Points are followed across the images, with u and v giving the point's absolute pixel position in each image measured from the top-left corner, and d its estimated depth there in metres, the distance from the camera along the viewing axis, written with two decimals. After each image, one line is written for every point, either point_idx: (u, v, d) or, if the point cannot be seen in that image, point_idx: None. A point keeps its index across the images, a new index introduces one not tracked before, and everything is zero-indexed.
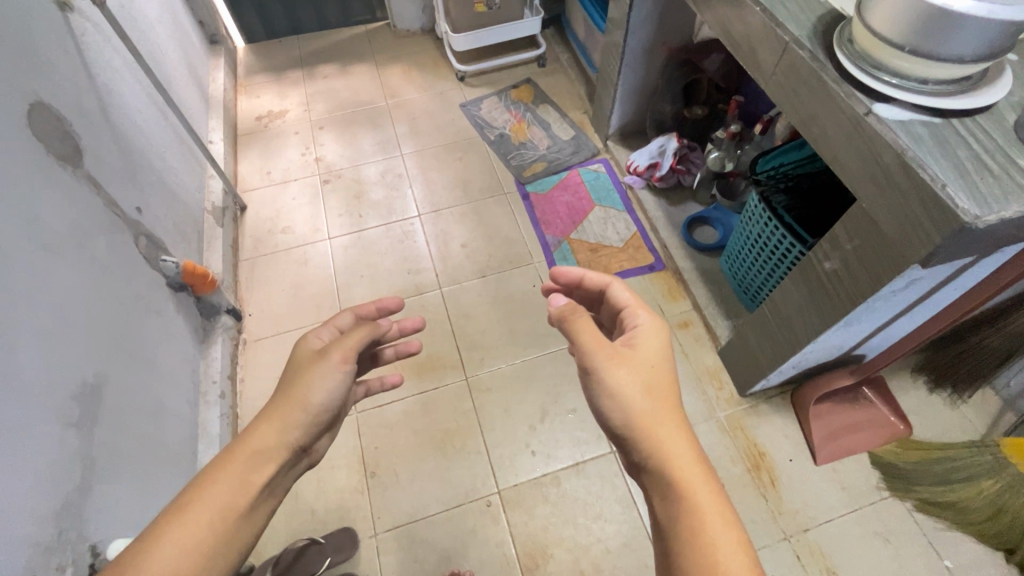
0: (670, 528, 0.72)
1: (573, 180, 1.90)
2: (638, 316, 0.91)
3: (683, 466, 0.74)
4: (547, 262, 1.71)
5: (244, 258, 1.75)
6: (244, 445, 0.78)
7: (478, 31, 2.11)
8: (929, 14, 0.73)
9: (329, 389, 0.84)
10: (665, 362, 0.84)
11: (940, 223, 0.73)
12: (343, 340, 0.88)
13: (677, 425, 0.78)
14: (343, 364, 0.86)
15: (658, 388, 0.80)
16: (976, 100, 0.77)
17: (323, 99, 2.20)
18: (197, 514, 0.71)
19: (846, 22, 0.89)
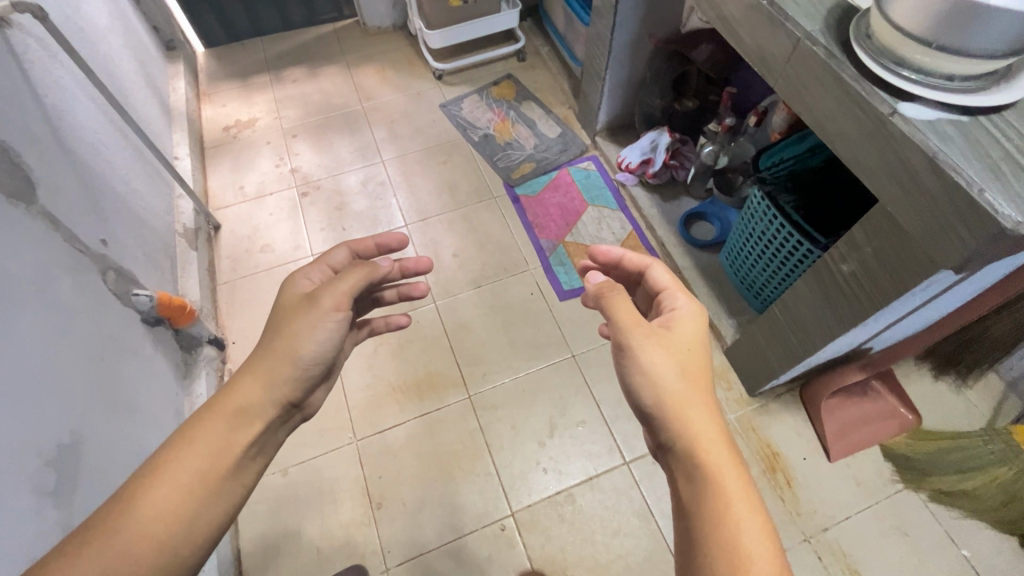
0: (692, 501, 0.77)
1: (563, 179, 1.84)
2: (677, 299, 0.98)
3: (706, 443, 0.80)
4: (544, 268, 1.65)
5: (222, 281, 1.64)
6: (229, 402, 0.77)
7: (456, 27, 2.02)
8: (954, 9, 0.69)
9: (324, 337, 0.83)
10: (700, 347, 0.90)
11: (975, 227, 0.70)
12: (337, 283, 0.86)
13: (707, 407, 0.84)
14: (337, 309, 0.85)
15: (690, 368, 0.87)
16: (1006, 96, 0.73)
17: (294, 105, 2.08)
18: (181, 471, 0.71)
19: (862, 15, 0.85)
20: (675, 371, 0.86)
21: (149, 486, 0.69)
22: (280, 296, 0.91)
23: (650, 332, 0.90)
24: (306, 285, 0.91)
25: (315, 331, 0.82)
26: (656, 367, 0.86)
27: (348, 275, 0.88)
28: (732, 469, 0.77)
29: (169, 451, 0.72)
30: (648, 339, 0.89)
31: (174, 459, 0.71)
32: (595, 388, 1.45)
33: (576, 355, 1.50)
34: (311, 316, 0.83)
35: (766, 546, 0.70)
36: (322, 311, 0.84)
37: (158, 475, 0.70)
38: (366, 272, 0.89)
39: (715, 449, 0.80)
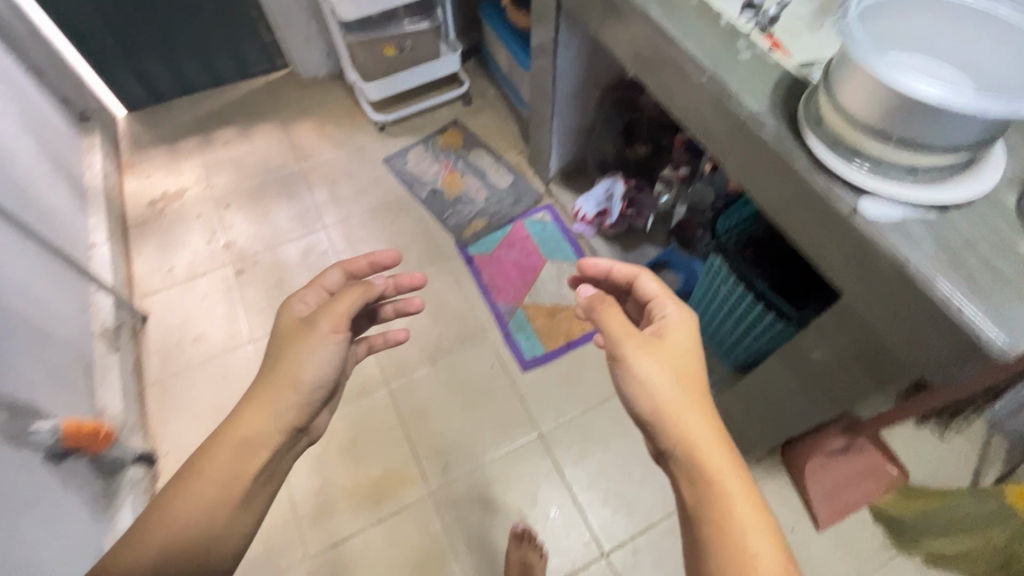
0: (691, 501, 0.76)
1: (518, 234, 1.74)
2: (667, 308, 0.94)
3: (701, 444, 0.78)
4: (503, 336, 1.55)
5: (151, 381, 1.49)
6: (232, 432, 0.79)
7: (394, 76, 1.92)
8: (920, 110, 0.61)
9: (325, 360, 0.83)
10: (692, 356, 0.87)
11: (960, 346, 0.62)
12: (335, 305, 0.85)
13: (701, 412, 0.81)
14: (335, 332, 0.84)
15: (685, 377, 0.84)
16: (972, 189, 0.66)
17: (225, 170, 1.94)
18: (196, 502, 0.75)
19: (811, 96, 0.76)
20: (668, 378, 0.83)
21: (174, 514, 0.73)
22: (273, 326, 0.87)
23: (641, 340, 0.86)
24: (303, 311, 0.89)
25: (314, 355, 0.82)
26: (651, 374, 0.84)
27: (343, 297, 0.86)
28: (730, 471, 0.76)
29: (183, 486, 0.75)
30: (639, 347, 0.86)
31: (193, 487, 0.75)
32: (566, 470, 1.34)
33: (543, 434, 1.39)
34: (313, 341, 0.83)
35: (770, 549, 0.69)
36: (322, 334, 0.83)
37: (180, 507, 0.74)
38: (362, 291, 0.87)
39: (710, 454, 0.77)
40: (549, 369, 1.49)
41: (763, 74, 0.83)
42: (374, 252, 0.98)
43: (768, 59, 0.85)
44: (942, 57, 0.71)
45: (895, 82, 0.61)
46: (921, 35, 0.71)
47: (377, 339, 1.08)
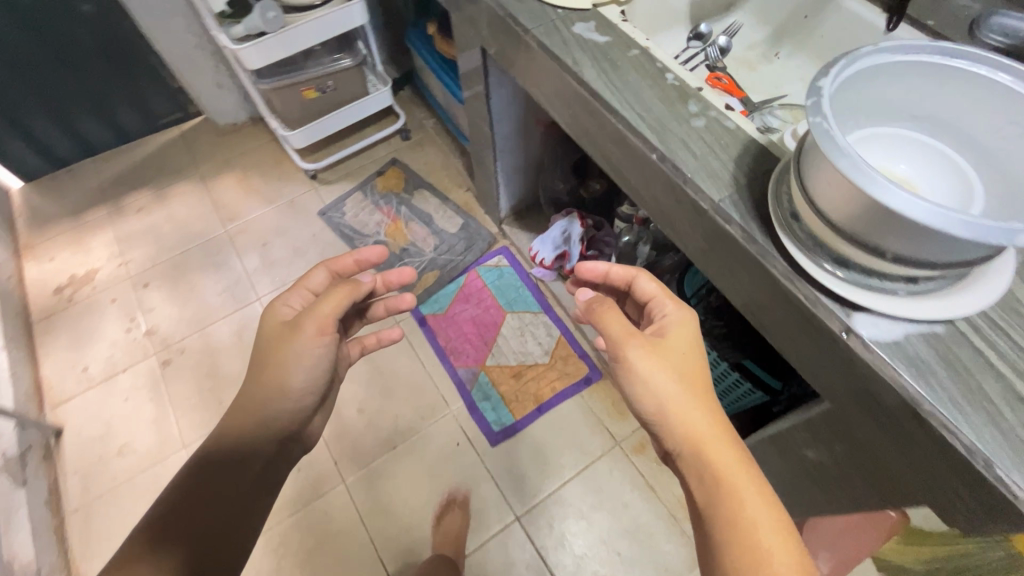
0: (704, 498, 0.67)
1: (473, 285, 1.59)
2: (665, 307, 0.85)
3: (706, 441, 0.69)
4: (467, 406, 1.41)
5: (73, 509, 1.32)
6: (237, 428, 0.77)
7: (321, 118, 1.74)
8: (918, 229, 0.49)
9: (316, 359, 0.80)
10: (695, 352, 0.77)
11: (987, 501, 0.51)
12: (319, 306, 0.80)
13: (704, 409, 0.71)
14: (323, 333, 0.80)
15: (689, 375, 0.74)
16: (982, 299, 0.55)
17: (141, 242, 1.73)
18: (208, 489, 0.73)
19: (781, 180, 0.64)
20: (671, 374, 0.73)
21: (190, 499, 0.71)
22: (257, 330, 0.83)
23: (642, 339, 0.75)
24: (290, 312, 0.84)
25: (299, 360, 0.79)
26: (649, 371, 0.74)
27: (327, 297, 0.80)
28: (741, 469, 0.67)
29: (198, 476, 0.73)
30: (638, 347, 0.75)
31: (213, 466, 0.74)
32: (548, 556, 1.23)
33: (520, 517, 1.28)
34: (302, 341, 0.79)
35: (786, 550, 0.61)
36: (308, 338, 0.79)
37: (194, 498, 0.72)
38: (348, 292, 0.81)
39: (716, 451, 0.68)
40: (520, 440, 1.37)
41: (721, 144, 0.70)
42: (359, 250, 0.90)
43: (726, 123, 0.72)
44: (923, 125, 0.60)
45: (888, 201, 0.48)
46: (905, 102, 0.59)
47: (370, 337, 1.02)
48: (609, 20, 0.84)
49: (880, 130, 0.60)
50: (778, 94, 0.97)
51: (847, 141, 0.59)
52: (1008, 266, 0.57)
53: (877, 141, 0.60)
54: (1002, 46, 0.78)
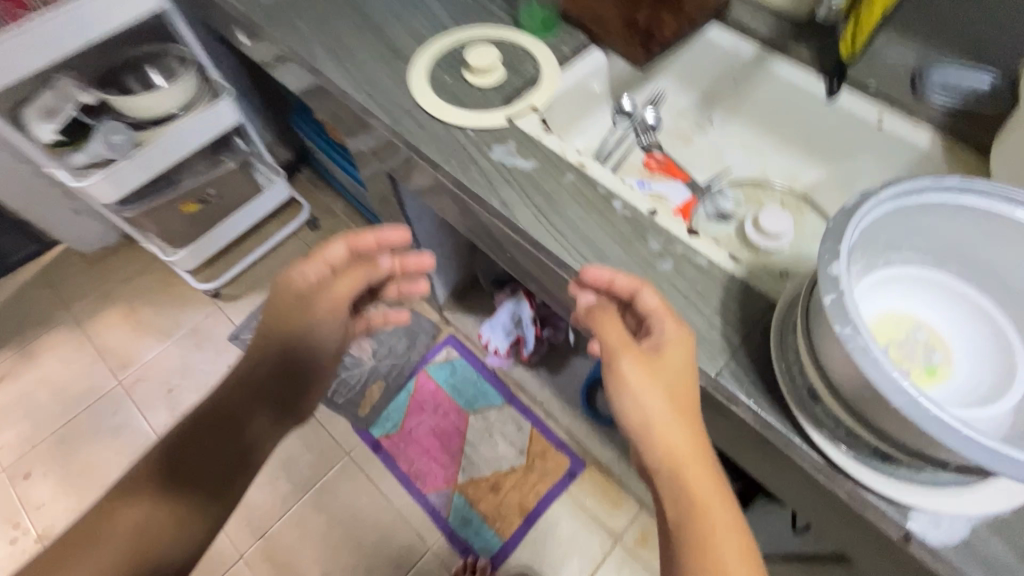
0: (673, 514, 0.49)
1: (425, 389, 1.42)
2: (663, 322, 0.55)
3: (688, 462, 0.51)
4: (447, 538, 1.25)
5: None
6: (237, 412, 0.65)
7: (208, 230, 1.50)
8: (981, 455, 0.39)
9: (328, 335, 0.72)
10: (690, 379, 0.53)
11: None
12: (334, 286, 0.70)
13: (693, 431, 0.52)
14: (338, 310, 0.71)
15: (682, 396, 0.53)
16: None
17: (13, 418, 1.43)
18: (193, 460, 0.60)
19: (786, 346, 0.53)
20: (657, 392, 0.52)
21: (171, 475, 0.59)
22: (269, 299, 0.70)
23: (634, 350, 0.54)
24: (308, 284, 0.69)
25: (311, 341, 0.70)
26: (634, 390, 0.52)
27: (349, 272, 0.71)
28: (728, 516, 0.48)
29: (187, 449, 0.61)
30: (626, 362, 0.53)
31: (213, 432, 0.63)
32: None
33: None
34: (311, 321, 0.69)
35: None
36: (326, 317, 0.70)
37: (181, 471, 0.59)
38: (365, 273, 0.72)
39: (699, 477, 0.50)
40: (513, 563, 1.22)
41: (699, 296, 0.58)
42: (380, 228, 0.70)
43: (698, 263, 0.60)
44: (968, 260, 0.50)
45: (972, 459, 0.37)
46: (937, 238, 0.50)
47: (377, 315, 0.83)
48: (529, 139, 0.71)
49: (911, 266, 0.52)
50: (722, 168, 0.88)
51: (866, 287, 0.51)
52: None
53: (884, 282, 0.52)
54: (948, 107, 0.72)
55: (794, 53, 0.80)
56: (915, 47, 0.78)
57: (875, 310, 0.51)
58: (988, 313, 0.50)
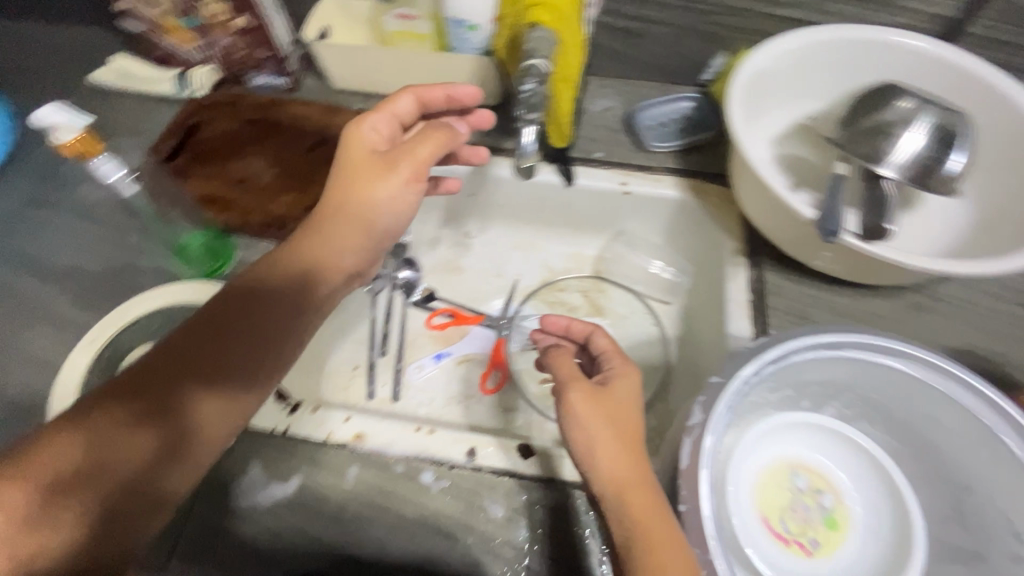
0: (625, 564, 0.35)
1: None
2: (611, 360, 0.46)
3: (630, 486, 0.37)
4: None
5: None
6: (346, 211, 0.48)
7: None
8: None
9: (395, 211, 0.50)
10: (631, 416, 0.41)
11: None
12: (414, 148, 0.49)
13: (635, 457, 0.38)
14: (413, 183, 0.50)
15: (621, 427, 0.40)
16: None
17: None
18: (207, 354, 0.42)
19: None
20: (599, 417, 0.40)
21: (257, 286, 0.45)
22: (337, 156, 0.50)
23: (581, 382, 0.43)
24: (381, 148, 0.51)
25: (393, 204, 0.49)
26: (577, 422, 0.40)
27: (414, 142, 0.49)
28: (668, 525, 0.34)
29: (197, 346, 0.42)
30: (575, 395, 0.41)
31: (184, 408, 0.40)
32: None
33: None
34: (377, 181, 0.48)
35: None
36: (396, 181, 0.49)
37: (180, 358, 0.41)
38: (444, 142, 0.50)
39: (634, 497, 0.36)
40: None
41: (576, 551, 0.47)
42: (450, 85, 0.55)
43: (554, 504, 0.49)
44: (805, 379, 0.43)
45: None
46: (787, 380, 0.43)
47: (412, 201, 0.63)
48: (278, 440, 0.52)
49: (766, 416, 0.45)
50: (508, 284, 0.77)
51: (740, 472, 0.43)
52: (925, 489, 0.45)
53: (739, 464, 0.44)
54: (673, 149, 0.69)
55: (507, 146, 0.70)
56: (614, 92, 0.74)
57: (750, 502, 0.43)
58: (839, 426, 0.46)
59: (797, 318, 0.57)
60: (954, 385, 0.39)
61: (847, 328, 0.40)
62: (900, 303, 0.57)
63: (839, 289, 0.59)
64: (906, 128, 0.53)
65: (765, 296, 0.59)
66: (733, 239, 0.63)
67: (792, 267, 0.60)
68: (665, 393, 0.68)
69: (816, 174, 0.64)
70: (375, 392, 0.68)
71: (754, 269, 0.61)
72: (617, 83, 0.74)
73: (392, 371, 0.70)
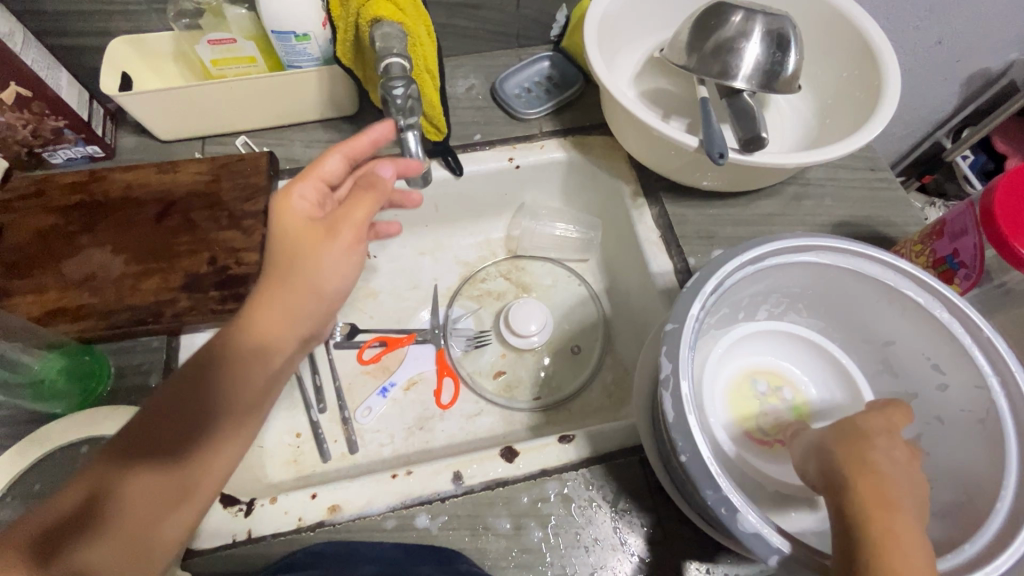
0: None
1: None
2: None
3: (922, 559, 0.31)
4: None
5: None
6: (295, 278, 0.43)
7: None
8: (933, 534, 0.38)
9: (343, 278, 0.45)
10: None
11: None
12: (348, 211, 0.44)
13: None
14: (357, 248, 0.45)
15: None
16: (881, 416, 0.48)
17: None
18: (160, 430, 0.40)
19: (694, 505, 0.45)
20: None
21: (206, 362, 0.42)
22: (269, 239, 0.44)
23: None
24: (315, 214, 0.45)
25: (341, 267, 0.44)
26: None
27: (349, 205, 0.44)
28: None
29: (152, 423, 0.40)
30: None
31: (125, 487, 0.37)
32: None
33: None
34: (328, 253, 0.43)
35: None
36: (338, 248, 0.44)
37: (136, 436, 0.39)
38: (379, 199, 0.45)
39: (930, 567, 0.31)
40: None
41: (591, 529, 0.47)
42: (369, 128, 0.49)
43: (558, 493, 0.48)
44: (734, 297, 0.46)
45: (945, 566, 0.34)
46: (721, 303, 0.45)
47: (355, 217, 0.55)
48: (241, 548, 0.46)
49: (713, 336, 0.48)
50: (428, 292, 0.73)
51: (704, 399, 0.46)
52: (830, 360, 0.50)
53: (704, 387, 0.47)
54: (545, 113, 0.68)
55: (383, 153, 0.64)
56: (472, 70, 0.71)
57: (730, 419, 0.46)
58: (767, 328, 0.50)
59: (706, 239, 0.60)
60: (857, 261, 0.43)
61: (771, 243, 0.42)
62: (783, 199, 0.63)
63: (731, 201, 0.63)
64: (746, 40, 0.57)
65: (673, 227, 0.61)
66: (628, 182, 0.65)
67: (687, 193, 0.63)
68: (611, 346, 0.69)
69: (680, 102, 0.67)
70: (329, 451, 0.62)
71: (656, 205, 0.63)
72: (472, 60, 0.72)
73: (338, 423, 0.64)
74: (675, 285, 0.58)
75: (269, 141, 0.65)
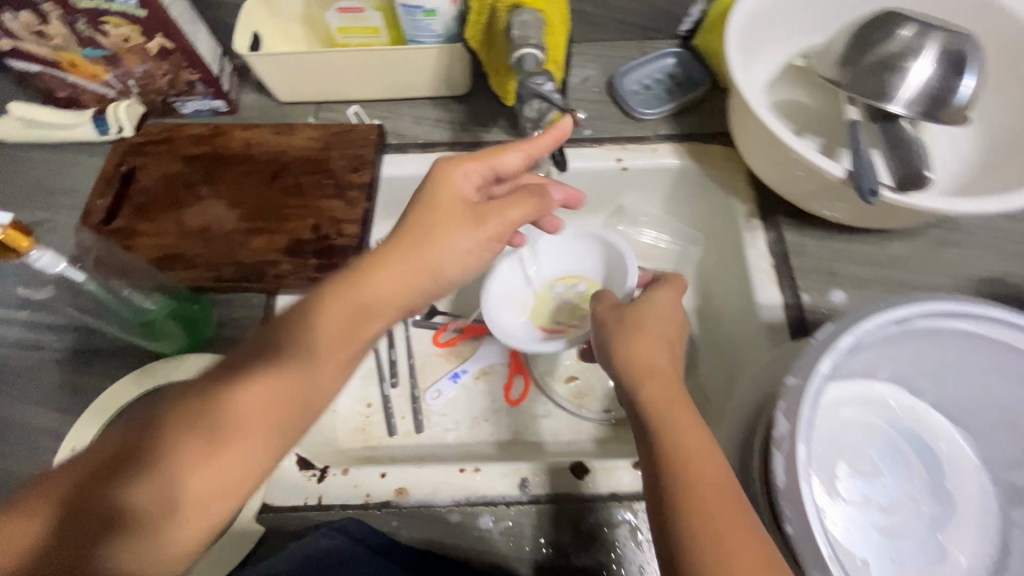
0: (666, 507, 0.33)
1: None
2: None
3: (739, 560, 0.30)
4: None
5: None
6: (424, 247, 0.42)
7: None
8: None
9: (466, 270, 0.44)
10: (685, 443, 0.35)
11: None
12: (504, 208, 0.45)
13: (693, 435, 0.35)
14: (492, 243, 0.45)
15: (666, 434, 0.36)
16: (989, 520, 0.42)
17: None
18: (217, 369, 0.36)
19: None
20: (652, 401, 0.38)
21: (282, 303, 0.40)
22: (417, 203, 0.44)
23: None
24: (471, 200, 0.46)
25: (472, 254, 0.44)
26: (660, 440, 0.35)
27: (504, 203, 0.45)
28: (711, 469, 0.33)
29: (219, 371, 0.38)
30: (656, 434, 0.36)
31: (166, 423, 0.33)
32: None
33: None
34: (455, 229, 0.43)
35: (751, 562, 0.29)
36: (477, 237, 0.43)
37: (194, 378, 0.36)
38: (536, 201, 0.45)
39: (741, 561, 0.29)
40: None
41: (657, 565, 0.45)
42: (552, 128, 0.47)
43: (627, 522, 0.46)
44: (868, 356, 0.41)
45: None
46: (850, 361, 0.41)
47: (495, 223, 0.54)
48: (309, 513, 0.48)
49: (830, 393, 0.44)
50: None
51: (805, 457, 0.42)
52: (943, 446, 0.44)
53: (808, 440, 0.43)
54: (664, 114, 0.64)
55: (488, 139, 0.63)
56: (592, 59, 0.68)
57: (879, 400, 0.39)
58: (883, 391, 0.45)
59: (827, 276, 0.55)
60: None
61: (945, 297, 0.37)
62: (923, 242, 0.56)
63: (862, 238, 0.56)
64: (914, 58, 0.50)
65: (790, 257, 0.56)
66: (744, 200, 0.60)
67: (810, 221, 0.57)
68: (694, 369, 0.65)
69: (817, 118, 0.61)
70: (396, 427, 0.63)
71: (772, 229, 0.57)
72: (594, 48, 0.68)
73: (408, 399, 0.65)
74: (784, 321, 0.53)
75: (380, 114, 0.65)
